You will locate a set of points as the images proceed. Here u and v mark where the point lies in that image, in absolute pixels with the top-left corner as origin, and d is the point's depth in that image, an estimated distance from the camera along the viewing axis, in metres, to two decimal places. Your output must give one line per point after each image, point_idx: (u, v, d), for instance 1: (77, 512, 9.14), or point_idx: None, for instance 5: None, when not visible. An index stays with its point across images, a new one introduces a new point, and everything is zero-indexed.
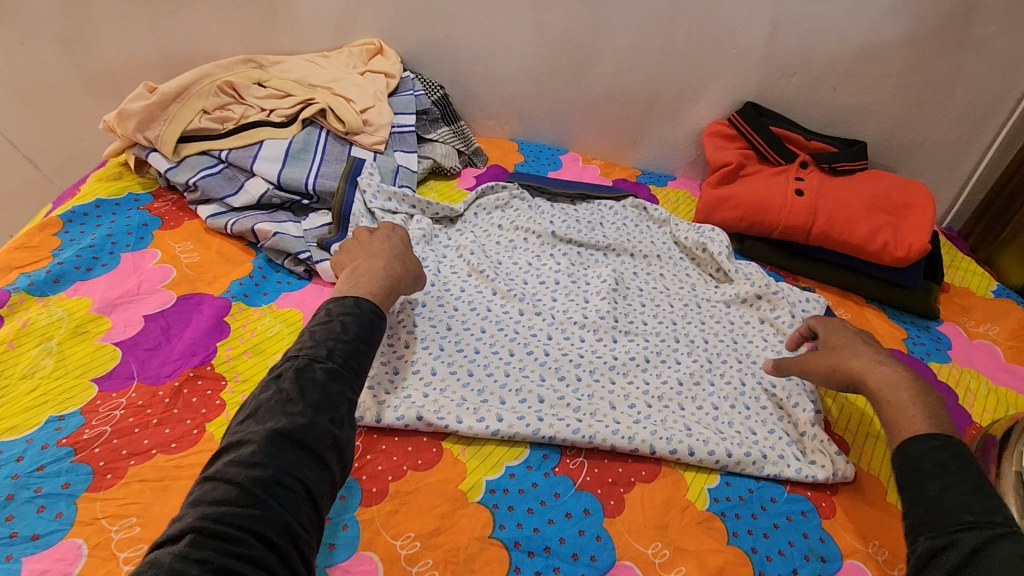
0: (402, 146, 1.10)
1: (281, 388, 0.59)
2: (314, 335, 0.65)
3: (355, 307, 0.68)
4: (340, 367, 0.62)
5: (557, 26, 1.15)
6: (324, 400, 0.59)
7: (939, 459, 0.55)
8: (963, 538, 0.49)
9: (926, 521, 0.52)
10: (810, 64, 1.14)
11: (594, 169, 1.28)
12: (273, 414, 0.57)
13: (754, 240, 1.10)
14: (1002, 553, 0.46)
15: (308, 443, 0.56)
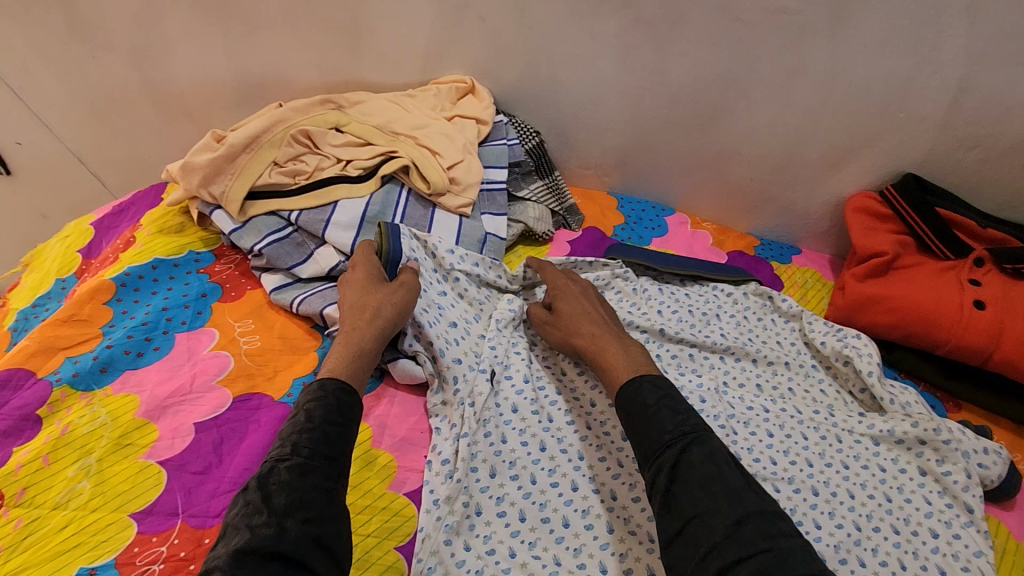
0: (491, 208, 0.96)
1: (247, 501, 0.52)
2: (280, 433, 0.58)
3: (317, 392, 0.61)
4: (308, 458, 0.55)
5: (682, 74, 0.98)
6: (296, 500, 0.52)
7: (644, 401, 0.65)
8: (667, 460, 0.60)
9: (642, 454, 0.62)
10: (998, 138, 0.91)
11: (704, 235, 1.10)
12: (239, 530, 0.50)
13: (907, 350, 0.91)
14: (692, 461, 0.58)
15: (281, 553, 0.48)
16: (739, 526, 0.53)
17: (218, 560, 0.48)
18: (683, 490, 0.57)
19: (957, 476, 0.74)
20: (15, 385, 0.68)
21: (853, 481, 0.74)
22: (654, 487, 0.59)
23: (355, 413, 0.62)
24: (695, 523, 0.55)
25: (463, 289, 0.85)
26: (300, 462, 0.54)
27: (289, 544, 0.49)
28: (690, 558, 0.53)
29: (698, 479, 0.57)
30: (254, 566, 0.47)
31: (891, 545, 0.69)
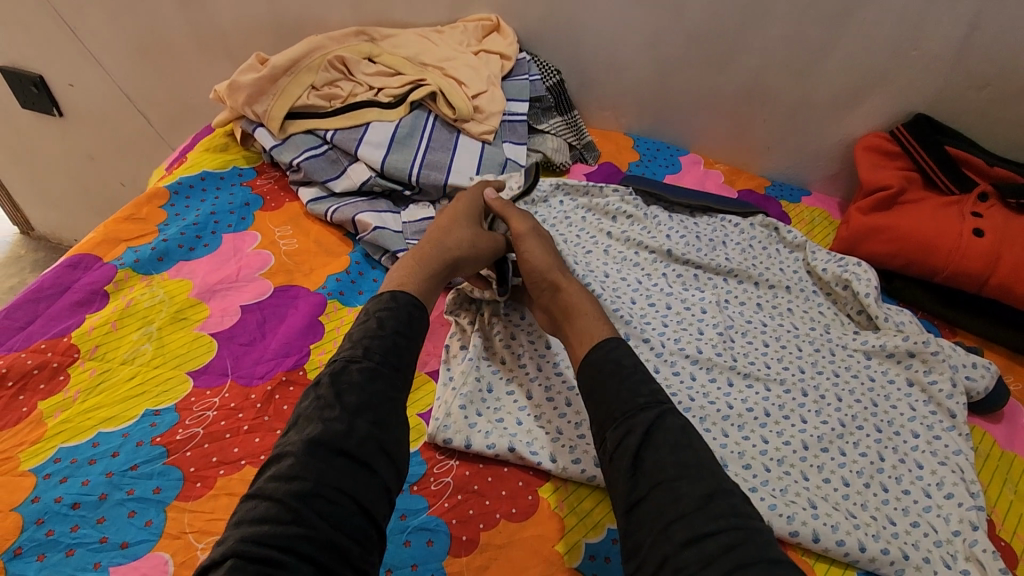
0: (511, 137, 1.01)
1: (318, 394, 0.55)
2: (352, 335, 0.60)
3: (389, 302, 0.63)
4: (379, 364, 0.57)
5: (700, 13, 1.02)
6: (366, 401, 0.54)
7: (617, 359, 0.62)
8: (640, 425, 0.57)
9: (611, 416, 0.58)
10: (1009, 76, 0.93)
11: (717, 174, 1.14)
12: (310, 420, 0.53)
13: (906, 280, 0.95)
14: (667, 429, 0.56)
15: (347, 449, 0.51)
16: (710, 499, 0.51)
17: (290, 445, 0.51)
18: (657, 456, 0.55)
19: (941, 384, 0.78)
20: (84, 267, 0.77)
21: (841, 387, 0.79)
22: (620, 449, 0.56)
23: (419, 329, 0.63)
24: (663, 491, 0.53)
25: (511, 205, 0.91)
26: (371, 366, 0.56)
27: (356, 443, 0.52)
28: (652, 524, 0.52)
29: (672, 445, 0.55)
30: (322, 458, 0.50)
31: (872, 440, 0.74)
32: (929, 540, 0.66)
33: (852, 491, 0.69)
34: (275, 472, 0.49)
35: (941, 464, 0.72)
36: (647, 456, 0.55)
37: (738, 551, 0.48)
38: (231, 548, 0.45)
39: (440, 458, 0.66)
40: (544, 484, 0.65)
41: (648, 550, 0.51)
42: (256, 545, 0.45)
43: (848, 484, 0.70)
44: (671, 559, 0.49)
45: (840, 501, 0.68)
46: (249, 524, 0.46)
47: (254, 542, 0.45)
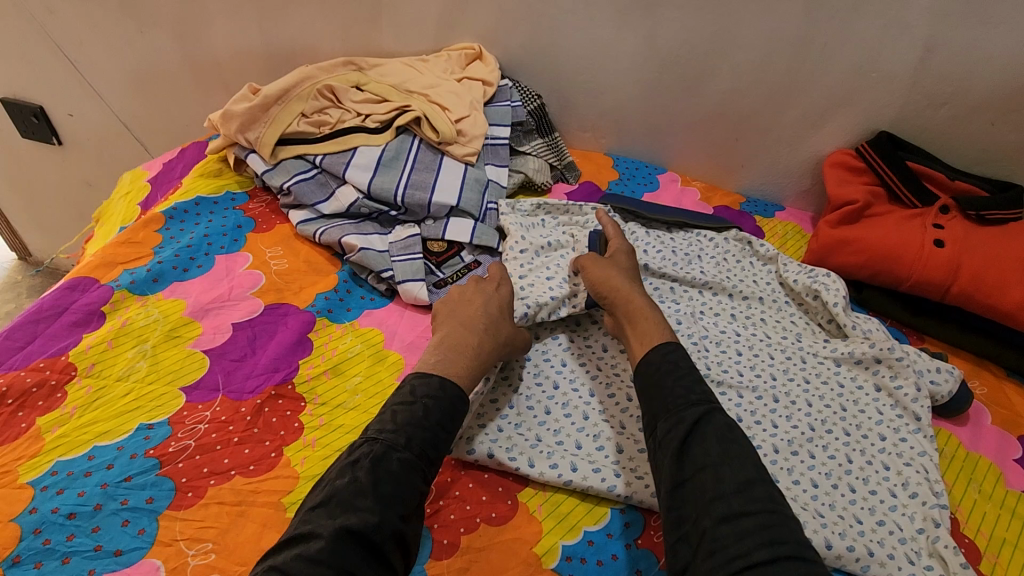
0: (493, 160, 1.06)
1: (356, 477, 0.57)
2: (395, 416, 0.62)
3: (439, 389, 0.65)
4: (416, 457, 0.60)
5: (671, 39, 1.07)
6: (396, 494, 0.57)
7: (674, 360, 0.69)
8: (690, 417, 0.63)
9: (665, 410, 0.64)
10: (965, 95, 0.98)
11: (693, 192, 1.19)
12: (343, 505, 0.55)
13: (875, 290, 0.99)
14: (716, 422, 0.62)
15: (372, 542, 0.53)
16: (749, 484, 0.57)
17: (320, 527, 0.53)
18: (704, 446, 0.60)
19: (907, 389, 0.82)
20: (82, 289, 0.80)
21: (812, 393, 0.83)
22: (669, 436, 0.62)
23: (453, 419, 0.65)
24: (706, 476, 0.58)
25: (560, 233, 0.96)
26: (411, 459, 0.59)
27: (381, 538, 0.54)
28: (694, 503, 0.57)
29: (719, 438, 0.61)
30: (350, 549, 0.52)
31: (840, 443, 0.77)
32: (894, 538, 0.68)
33: (821, 492, 0.72)
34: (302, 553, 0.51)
35: (908, 466, 0.75)
36: (694, 444, 0.60)
37: (772, 531, 0.53)
38: None
39: None
40: (522, 490, 0.68)
41: (688, 526, 0.56)
42: None
43: (817, 486, 0.72)
44: (708, 533, 0.54)
45: (808, 502, 0.70)
46: None
47: None
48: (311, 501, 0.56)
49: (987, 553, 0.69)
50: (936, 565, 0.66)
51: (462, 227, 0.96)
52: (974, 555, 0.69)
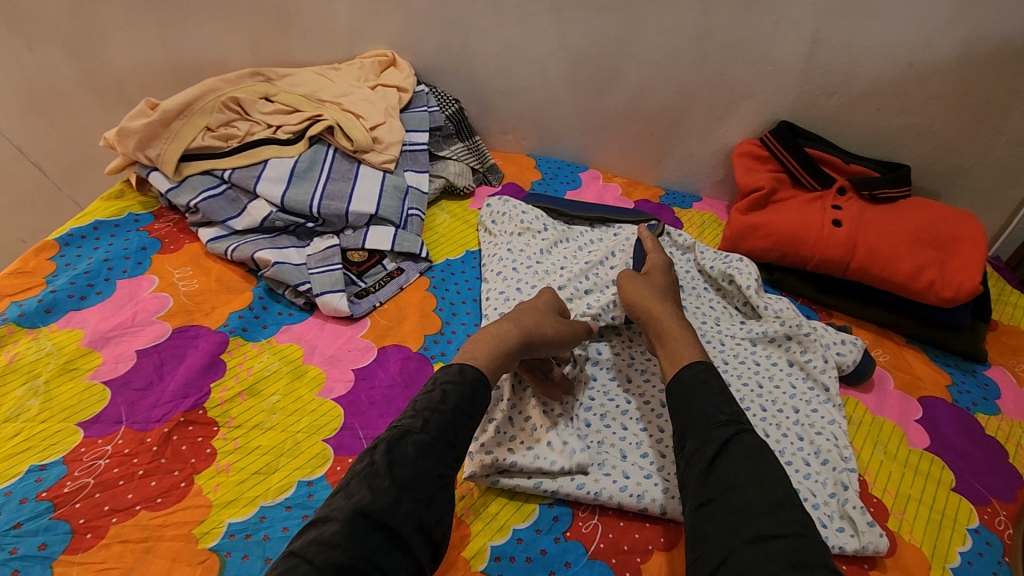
0: (413, 166, 1.06)
1: (372, 460, 0.57)
2: (416, 404, 0.63)
3: (457, 375, 0.65)
4: (434, 439, 0.59)
5: (581, 40, 1.10)
6: (415, 477, 0.56)
7: (704, 379, 0.67)
8: (719, 436, 0.61)
9: (695, 428, 0.63)
10: (851, 84, 1.05)
11: (614, 187, 1.22)
12: (360, 488, 0.55)
13: (785, 271, 1.03)
14: (744, 441, 0.61)
15: (390, 525, 0.53)
16: (779, 506, 0.55)
17: (337, 510, 0.53)
18: (732, 464, 0.59)
19: (816, 361, 0.87)
20: None
21: (730, 373, 0.86)
22: (698, 453, 0.61)
23: (473, 403, 0.64)
24: (733, 497, 0.56)
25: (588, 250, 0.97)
26: (427, 441, 0.58)
27: (398, 520, 0.53)
28: (717, 523, 0.55)
29: (746, 459, 0.59)
30: (364, 529, 0.52)
31: (757, 419, 0.80)
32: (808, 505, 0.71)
33: None
34: (318, 535, 0.51)
35: (819, 435, 0.79)
36: (722, 462, 0.59)
37: (802, 555, 0.51)
38: None
39: None
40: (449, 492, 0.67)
41: (709, 545, 0.54)
42: None
43: None
44: (735, 553, 0.52)
45: None
46: None
47: None
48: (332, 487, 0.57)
49: (894, 510, 0.74)
50: (847, 526, 0.69)
51: (383, 235, 0.95)
52: (881, 514, 0.73)
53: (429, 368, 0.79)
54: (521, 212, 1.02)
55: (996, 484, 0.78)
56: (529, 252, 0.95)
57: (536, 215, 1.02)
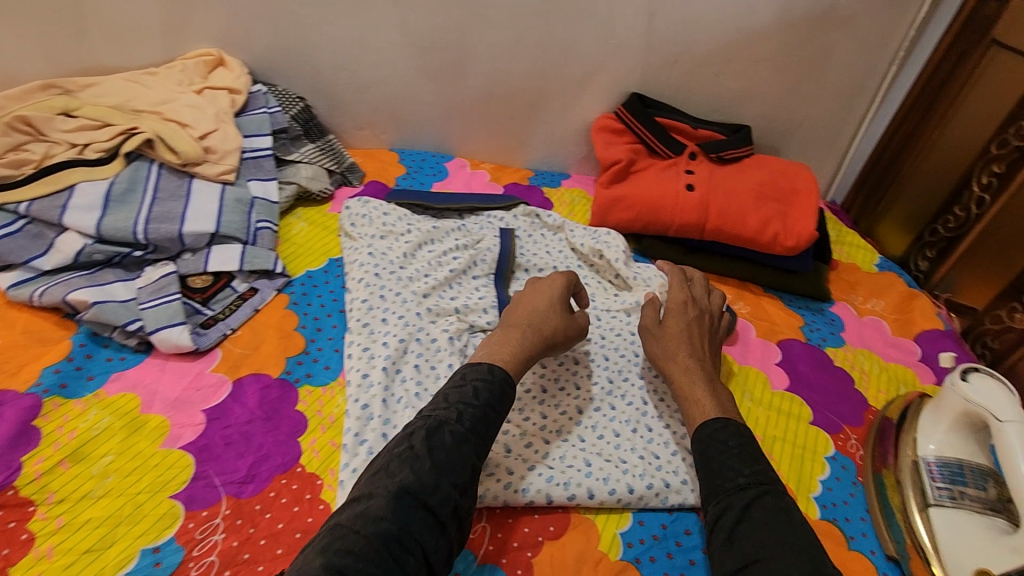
0: (257, 174, 0.96)
1: (411, 446, 0.59)
2: (447, 396, 0.64)
3: (486, 373, 0.67)
4: (469, 430, 0.61)
5: (425, 26, 1.05)
6: (450, 464, 0.59)
7: (720, 438, 0.66)
8: (738, 502, 0.60)
9: (715, 492, 0.62)
10: (689, 52, 1.10)
11: (482, 174, 1.20)
12: (401, 468, 0.57)
13: (652, 238, 1.06)
14: (766, 504, 0.59)
15: (431, 507, 0.56)
16: None
17: (380, 489, 0.56)
18: (754, 530, 0.57)
19: None
20: None
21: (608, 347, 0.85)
22: (720, 521, 0.59)
23: (501, 400, 0.66)
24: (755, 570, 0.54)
25: (461, 247, 0.96)
26: (461, 432, 0.60)
27: (439, 503, 0.56)
28: None
29: (770, 527, 0.57)
30: (406, 510, 0.54)
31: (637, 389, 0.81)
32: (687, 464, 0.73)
33: (623, 439, 0.75)
34: (362, 510, 0.54)
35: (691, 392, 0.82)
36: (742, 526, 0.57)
37: None
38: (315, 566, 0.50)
39: (200, 537, 0.59)
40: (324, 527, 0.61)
41: None
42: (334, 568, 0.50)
43: (619, 434, 0.75)
44: None
45: (613, 452, 0.73)
46: (335, 551, 0.51)
47: (336, 565, 0.50)
48: (372, 468, 0.59)
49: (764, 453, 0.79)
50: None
51: (228, 254, 0.86)
52: None
53: (292, 394, 0.73)
54: (382, 212, 0.98)
55: (846, 411, 0.86)
56: (392, 256, 0.91)
57: (399, 215, 0.98)
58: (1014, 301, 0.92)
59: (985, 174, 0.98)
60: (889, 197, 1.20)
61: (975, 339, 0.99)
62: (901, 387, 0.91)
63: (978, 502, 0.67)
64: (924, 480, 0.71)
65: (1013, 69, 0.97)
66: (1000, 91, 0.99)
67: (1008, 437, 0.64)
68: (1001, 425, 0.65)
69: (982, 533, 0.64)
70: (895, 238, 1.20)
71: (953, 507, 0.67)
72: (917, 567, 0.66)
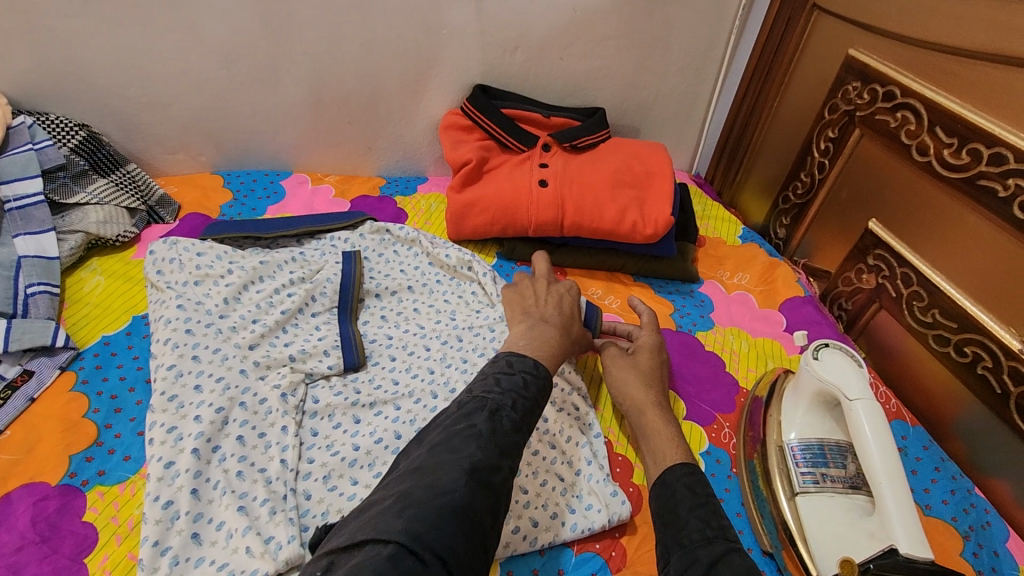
0: (26, 228, 0.81)
1: (474, 425, 0.56)
2: (499, 381, 0.62)
3: (534, 368, 0.65)
4: (521, 418, 0.59)
5: (222, 29, 0.91)
6: (509, 448, 0.56)
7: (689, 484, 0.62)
8: (706, 556, 0.52)
9: (679, 543, 0.55)
10: (528, 37, 1.03)
11: (326, 189, 1.08)
12: (466, 442, 0.54)
13: (514, 240, 1.00)
14: (735, 562, 0.51)
15: (495, 488, 0.53)
16: None
17: (449, 461, 0.52)
18: None
19: None
20: None
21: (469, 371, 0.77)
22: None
23: (545, 392, 0.65)
24: None
25: (297, 281, 0.84)
26: (517, 419, 0.58)
27: (500, 485, 0.53)
28: None
29: None
30: (478, 487, 0.51)
31: None
32: (556, 493, 0.69)
33: None
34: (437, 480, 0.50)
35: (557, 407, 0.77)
36: None
37: None
38: (390, 535, 0.44)
39: None
40: None
41: None
42: (417, 543, 0.44)
43: None
44: None
45: None
46: (416, 521, 0.45)
47: (417, 541, 0.44)
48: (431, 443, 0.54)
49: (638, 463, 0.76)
50: (594, 501, 0.69)
51: None
52: (625, 474, 0.74)
53: (78, 501, 0.60)
54: (195, 252, 0.83)
55: (718, 399, 0.84)
56: (209, 304, 0.77)
57: (217, 254, 0.84)
58: (860, 262, 0.93)
59: (822, 140, 0.98)
60: (745, 166, 1.21)
61: (832, 302, 1.00)
62: (769, 362, 0.91)
63: (840, 482, 0.67)
64: (788, 465, 0.70)
65: (833, 31, 0.95)
66: (825, 55, 0.98)
67: (858, 416, 0.63)
68: (852, 404, 0.64)
69: (842, 515, 0.64)
70: (754, 206, 1.20)
71: (817, 491, 0.66)
72: (789, 559, 0.65)
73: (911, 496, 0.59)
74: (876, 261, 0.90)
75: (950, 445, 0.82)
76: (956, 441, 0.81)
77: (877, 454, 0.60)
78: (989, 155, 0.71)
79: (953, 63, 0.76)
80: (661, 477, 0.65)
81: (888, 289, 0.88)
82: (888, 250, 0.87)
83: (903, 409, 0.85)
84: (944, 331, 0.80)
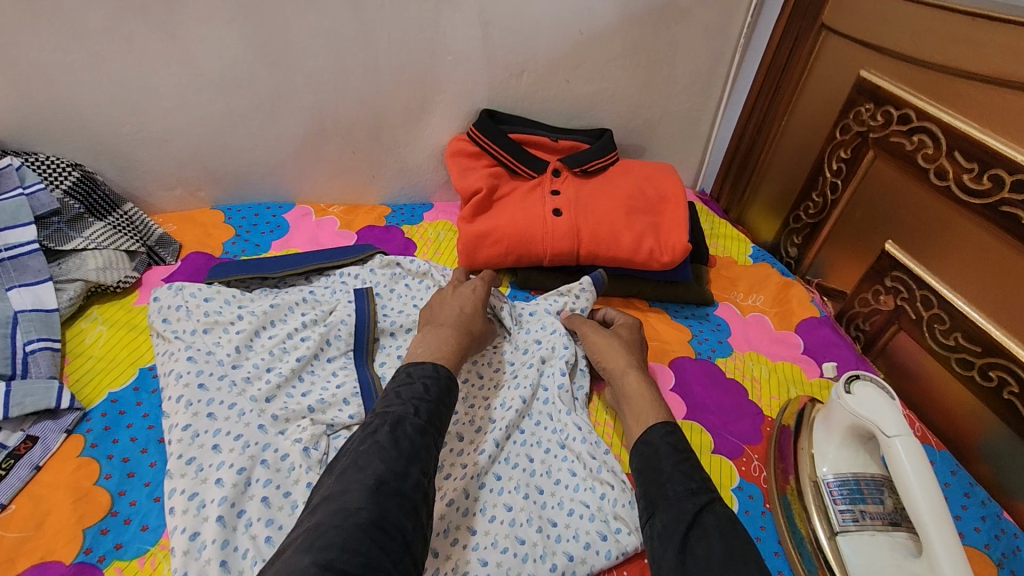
0: (20, 279, 0.77)
1: (376, 440, 0.59)
2: (399, 394, 0.65)
3: (433, 370, 0.69)
4: (426, 422, 0.63)
5: (219, 61, 0.87)
6: (417, 452, 0.59)
7: (673, 442, 0.66)
8: (691, 508, 0.58)
9: (663, 497, 0.60)
10: (534, 61, 1.01)
11: (331, 221, 1.05)
12: (371, 459, 0.57)
13: (528, 270, 0.98)
14: (719, 513, 0.58)
15: (404, 493, 0.55)
16: None
17: (354, 481, 0.55)
18: (707, 534, 0.56)
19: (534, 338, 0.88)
20: None
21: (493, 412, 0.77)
22: (670, 528, 0.57)
23: (448, 394, 0.68)
24: None
25: (310, 322, 0.81)
26: (421, 424, 0.62)
27: (412, 489, 0.56)
28: None
29: (719, 533, 0.56)
30: (384, 499, 0.54)
31: (520, 447, 0.74)
32: (585, 521, 0.67)
33: (517, 512, 0.67)
34: (342, 505, 0.53)
35: (536, 434, 0.76)
36: (695, 535, 0.56)
37: None
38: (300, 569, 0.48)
39: None
40: None
41: None
42: (325, 569, 0.47)
43: (511, 508, 0.68)
44: None
45: (508, 533, 0.65)
46: (321, 549, 0.49)
47: (322, 568, 0.47)
48: (337, 471, 0.57)
49: None
50: (622, 525, 0.66)
51: None
52: None
53: None
54: (202, 298, 0.81)
55: (745, 430, 0.83)
56: (220, 354, 0.74)
57: (224, 299, 0.81)
58: (877, 283, 0.93)
59: (835, 160, 0.98)
60: (753, 184, 1.20)
61: (848, 322, 1.00)
62: (791, 387, 0.90)
63: (879, 519, 0.66)
64: (826, 502, 0.69)
65: (842, 52, 0.95)
66: (834, 75, 0.97)
67: (898, 452, 0.62)
68: (891, 441, 0.63)
69: (887, 555, 0.63)
70: (762, 224, 1.20)
71: (857, 530, 0.66)
72: None
73: (956, 535, 0.58)
74: (893, 282, 0.90)
75: (975, 469, 0.82)
76: (982, 464, 0.81)
77: (920, 493, 0.59)
78: (1010, 181, 0.70)
79: (968, 87, 0.75)
80: (644, 436, 0.68)
81: (907, 312, 0.88)
82: (906, 272, 0.87)
83: (927, 433, 0.86)
84: (967, 354, 0.80)
